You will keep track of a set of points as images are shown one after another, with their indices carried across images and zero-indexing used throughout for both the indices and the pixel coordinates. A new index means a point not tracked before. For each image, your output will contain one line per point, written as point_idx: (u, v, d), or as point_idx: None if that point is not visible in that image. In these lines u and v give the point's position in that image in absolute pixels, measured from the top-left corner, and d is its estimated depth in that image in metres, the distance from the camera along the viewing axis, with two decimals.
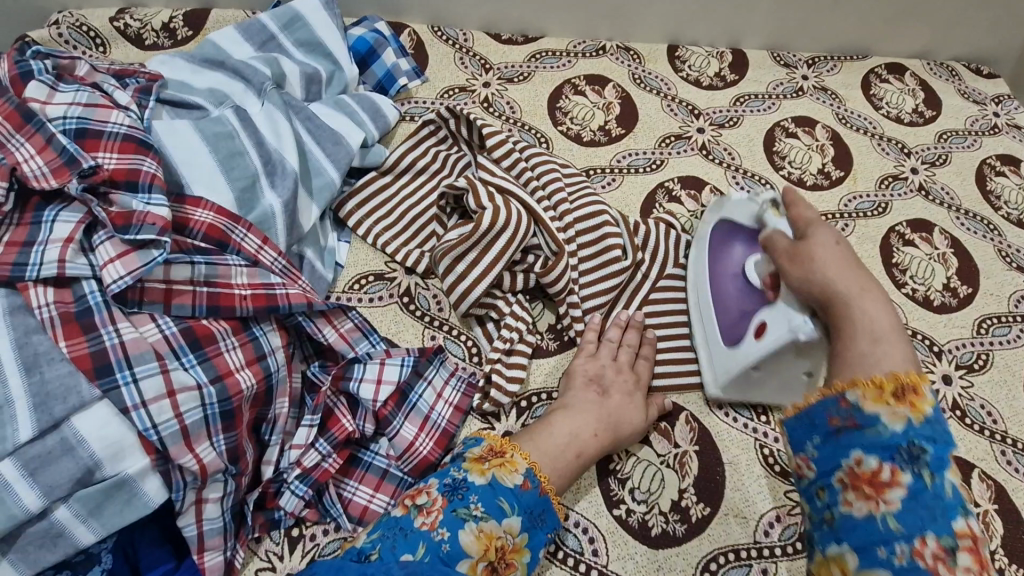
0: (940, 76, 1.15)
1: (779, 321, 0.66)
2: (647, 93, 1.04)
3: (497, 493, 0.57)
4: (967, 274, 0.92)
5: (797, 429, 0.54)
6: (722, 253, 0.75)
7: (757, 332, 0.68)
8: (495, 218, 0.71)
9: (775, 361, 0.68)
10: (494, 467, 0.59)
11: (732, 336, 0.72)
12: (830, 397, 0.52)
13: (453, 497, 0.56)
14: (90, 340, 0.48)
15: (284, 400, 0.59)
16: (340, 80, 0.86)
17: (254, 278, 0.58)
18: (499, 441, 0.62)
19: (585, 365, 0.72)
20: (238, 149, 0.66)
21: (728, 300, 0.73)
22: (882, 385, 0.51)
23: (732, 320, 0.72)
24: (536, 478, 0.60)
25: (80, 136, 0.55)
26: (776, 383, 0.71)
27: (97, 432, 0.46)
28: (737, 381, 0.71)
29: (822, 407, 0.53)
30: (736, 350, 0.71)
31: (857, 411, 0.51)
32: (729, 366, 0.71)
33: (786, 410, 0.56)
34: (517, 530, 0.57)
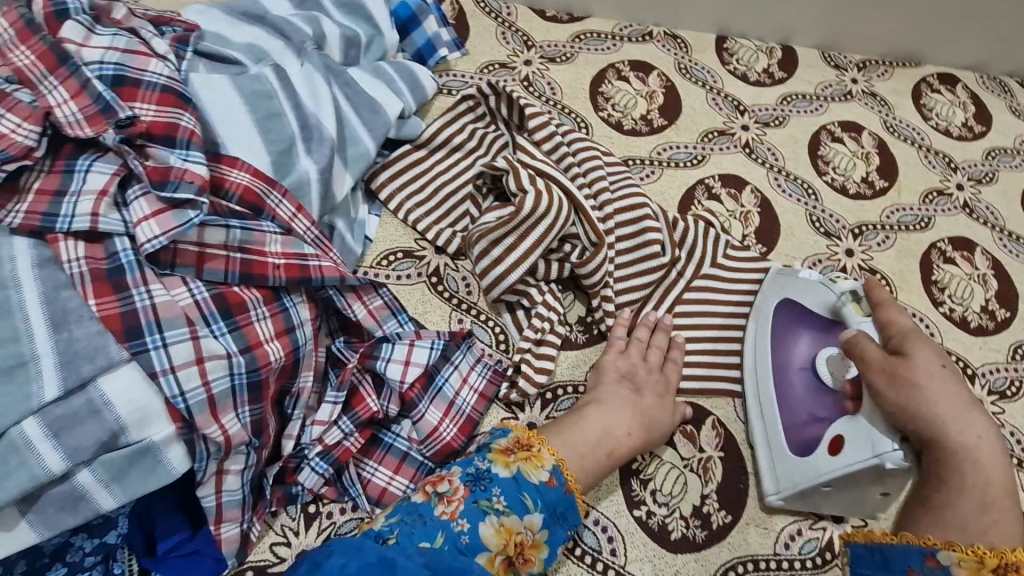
0: (993, 91, 1.11)
1: (859, 437, 0.61)
2: (692, 85, 1.00)
3: (522, 488, 0.55)
4: (1006, 298, 0.89)
5: (866, 561, 0.53)
6: (789, 343, 0.70)
7: (833, 447, 0.62)
8: (537, 203, 0.69)
9: (854, 480, 0.61)
10: (520, 461, 0.57)
11: (800, 444, 0.66)
12: (915, 548, 0.49)
13: (476, 488, 0.55)
14: (120, 300, 0.46)
15: (310, 374, 0.57)
16: (379, 46, 0.83)
17: (287, 247, 0.56)
18: (527, 433, 0.60)
19: (616, 361, 0.70)
20: (276, 110, 0.63)
21: (795, 399, 0.67)
22: (983, 556, 0.47)
23: (799, 423, 0.67)
24: (564, 475, 0.58)
25: (117, 83, 0.53)
26: (844, 501, 0.65)
27: (124, 397, 0.44)
28: (803, 495, 0.65)
29: (904, 556, 0.50)
30: (807, 462, 0.64)
31: (944, 575, 0.47)
32: (796, 477, 0.65)
33: (858, 537, 0.54)
34: (538, 526, 0.56)
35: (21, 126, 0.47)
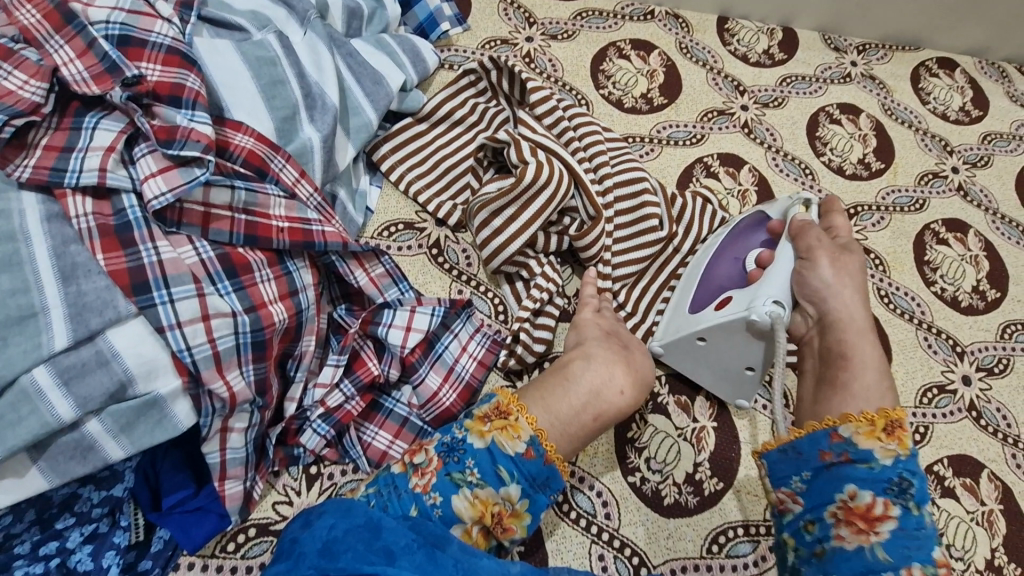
0: (990, 75, 1.12)
1: (745, 296, 0.65)
2: (693, 65, 1.01)
3: (496, 461, 0.56)
4: (996, 278, 0.91)
5: (784, 464, 0.58)
6: (739, 236, 0.74)
7: (718, 304, 0.67)
8: (538, 173, 0.70)
9: (726, 336, 0.66)
10: (495, 430, 0.57)
11: (698, 304, 0.70)
12: (821, 432, 0.56)
13: (449, 460, 0.55)
14: (128, 256, 0.47)
15: (312, 337, 0.58)
16: (382, 19, 0.83)
17: (291, 211, 0.56)
18: (507, 399, 0.59)
19: (596, 320, 0.69)
20: (280, 77, 0.64)
21: (713, 275, 0.72)
22: (872, 420, 0.55)
23: (706, 292, 0.71)
24: (542, 447, 0.57)
25: (122, 43, 0.53)
26: (714, 369, 0.69)
27: (131, 349, 0.45)
28: (683, 346, 0.69)
29: (812, 442, 0.56)
30: (692, 316, 0.69)
31: (850, 446, 0.54)
32: (681, 327, 0.70)
33: (768, 444, 0.59)
34: (517, 497, 0.56)
35: (29, 83, 0.48)
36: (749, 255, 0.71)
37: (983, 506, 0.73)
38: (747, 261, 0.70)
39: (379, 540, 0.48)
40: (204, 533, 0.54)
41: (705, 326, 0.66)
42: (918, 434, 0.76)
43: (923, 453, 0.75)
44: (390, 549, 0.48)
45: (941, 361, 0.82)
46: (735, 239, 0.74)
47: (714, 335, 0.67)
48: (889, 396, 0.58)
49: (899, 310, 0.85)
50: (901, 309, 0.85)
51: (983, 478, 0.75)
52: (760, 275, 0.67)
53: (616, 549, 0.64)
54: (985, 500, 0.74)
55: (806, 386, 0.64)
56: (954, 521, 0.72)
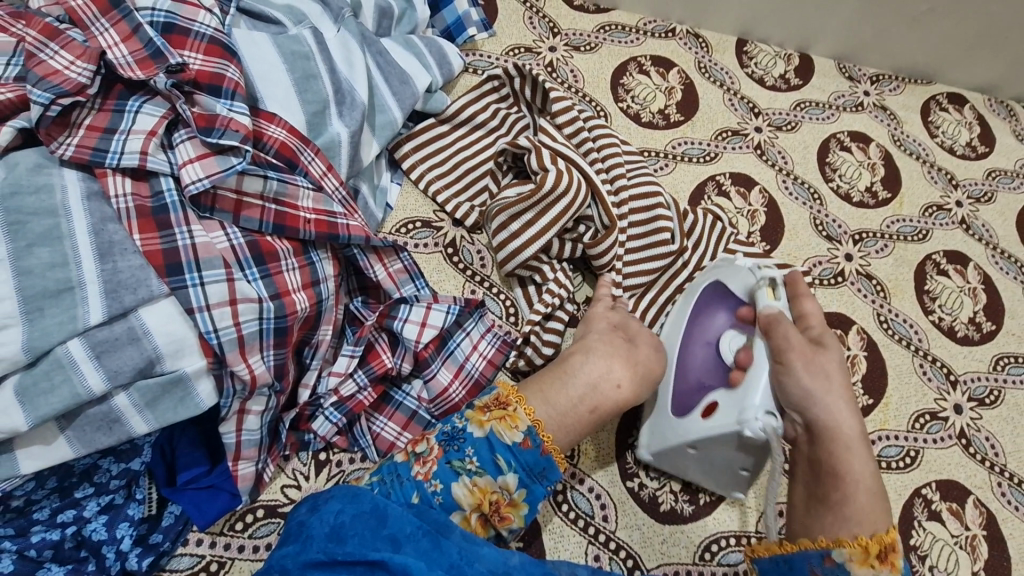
0: (998, 114, 1.16)
1: (729, 406, 0.62)
2: (710, 85, 1.03)
3: (495, 450, 0.58)
4: (992, 311, 0.93)
5: (774, 572, 0.61)
6: (704, 317, 0.71)
7: (705, 411, 0.64)
8: (557, 181, 0.71)
9: (716, 444, 0.64)
10: (494, 420, 0.59)
11: (681, 407, 0.67)
12: (815, 553, 0.59)
13: (449, 449, 0.58)
14: (163, 238, 0.48)
15: (329, 327, 0.60)
16: (410, 20, 0.85)
17: (319, 204, 0.58)
18: (507, 391, 0.61)
19: (608, 314, 0.71)
20: (313, 71, 0.65)
21: (690, 367, 0.69)
22: (866, 546, 0.58)
23: (687, 391, 0.68)
24: (538, 437, 0.59)
25: (166, 31, 0.54)
26: (703, 468, 0.67)
27: (162, 327, 0.47)
28: (672, 452, 0.67)
29: (804, 560, 0.59)
30: (678, 423, 0.66)
31: (839, 571, 0.57)
32: (667, 435, 0.67)
33: (761, 550, 0.63)
34: (514, 486, 0.58)
35: (76, 63, 0.49)
36: (721, 341, 0.68)
37: (967, 531, 0.75)
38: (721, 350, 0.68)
39: (385, 529, 0.50)
40: (216, 511, 0.55)
41: (694, 437, 0.64)
42: (909, 457, 0.78)
43: (913, 476, 0.77)
44: (396, 537, 0.50)
45: (935, 388, 0.84)
46: (700, 322, 0.71)
47: (704, 444, 0.64)
48: (877, 509, 0.60)
49: (897, 336, 0.87)
50: (898, 335, 0.87)
51: (969, 504, 0.77)
52: (741, 376, 0.64)
53: (611, 551, 0.66)
54: (968, 525, 0.76)
55: (797, 495, 0.64)
56: (938, 544, 0.74)
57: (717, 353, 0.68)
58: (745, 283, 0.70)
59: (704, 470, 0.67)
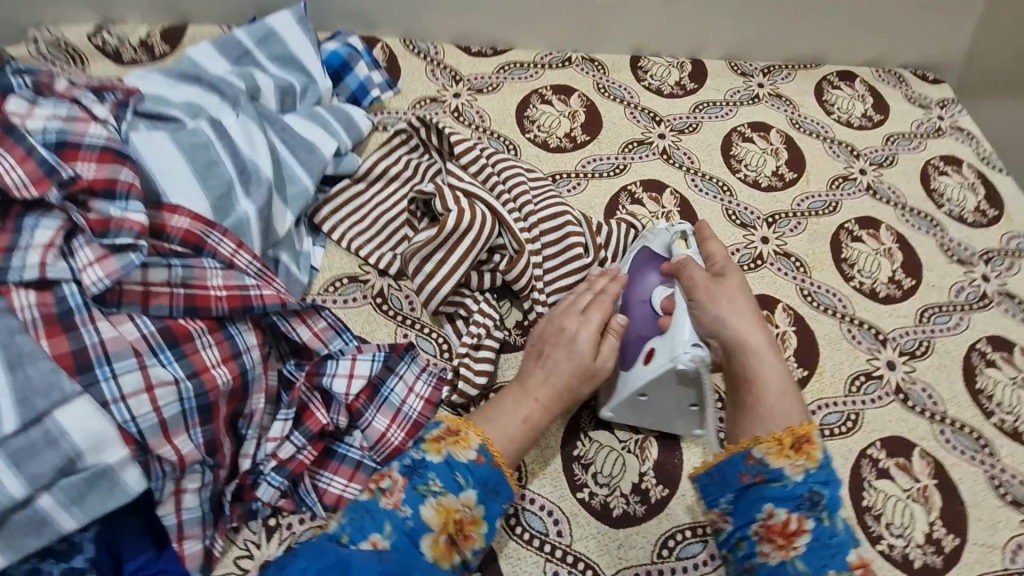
0: (888, 83, 1.23)
1: (664, 346, 0.68)
2: (611, 102, 1.09)
3: (454, 469, 0.62)
4: (910, 267, 0.97)
5: (712, 487, 0.66)
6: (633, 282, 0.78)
7: (646, 357, 0.70)
8: (459, 220, 0.76)
9: (660, 386, 0.69)
10: (449, 445, 0.63)
11: (627, 362, 0.72)
12: (739, 456, 0.65)
13: (413, 476, 0.61)
14: (71, 340, 0.51)
15: (261, 396, 0.62)
16: (313, 93, 0.90)
17: (229, 280, 0.61)
18: (455, 420, 0.65)
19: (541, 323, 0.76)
20: (213, 158, 0.69)
21: (629, 326, 0.75)
22: (781, 440, 0.63)
23: (628, 346, 0.73)
24: (490, 452, 0.64)
25: (60, 148, 0.59)
26: (656, 416, 0.72)
27: (79, 425, 0.49)
28: (627, 405, 0.71)
29: (733, 467, 0.65)
30: (628, 374, 0.71)
31: (763, 467, 0.63)
32: (620, 388, 0.71)
33: (699, 470, 0.67)
34: (474, 503, 0.61)
35: None
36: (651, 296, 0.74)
37: (918, 482, 0.77)
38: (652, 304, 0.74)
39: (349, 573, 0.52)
40: None
41: (642, 382, 0.68)
42: (849, 421, 0.81)
43: (856, 440, 0.80)
44: None
45: (866, 350, 0.88)
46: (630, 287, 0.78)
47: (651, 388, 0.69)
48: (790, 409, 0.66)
49: (822, 306, 0.91)
50: (824, 306, 0.91)
51: (915, 456, 0.79)
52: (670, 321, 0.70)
53: (570, 565, 0.67)
54: (918, 476, 0.78)
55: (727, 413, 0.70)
56: (891, 500, 0.76)
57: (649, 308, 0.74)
58: (663, 242, 0.78)
59: (658, 418, 0.72)
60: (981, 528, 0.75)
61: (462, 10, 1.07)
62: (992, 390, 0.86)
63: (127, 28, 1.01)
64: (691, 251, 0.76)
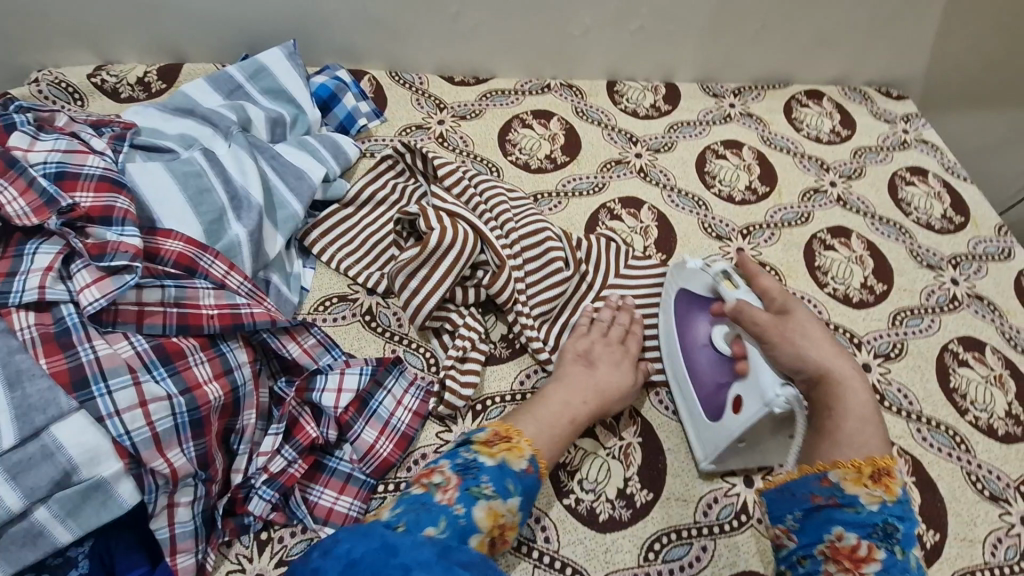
0: (854, 99, 1.29)
1: (752, 394, 0.70)
2: (589, 125, 1.14)
3: (506, 475, 0.63)
4: (882, 273, 1.01)
5: (780, 503, 0.65)
6: (687, 326, 0.80)
7: (735, 407, 0.72)
8: (442, 237, 0.79)
9: (756, 432, 0.70)
10: (502, 451, 0.65)
11: (714, 412, 0.74)
12: (813, 476, 0.63)
13: (467, 476, 0.62)
14: (68, 357, 0.54)
15: (251, 411, 0.64)
16: (303, 123, 0.95)
17: (220, 299, 0.64)
18: (504, 427, 0.68)
19: (577, 342, 0.81)
20: (205, 186, 0.73)
21: (701, 373, 0.77)
22: (860, 468, 0.62)
23: (709, 393, 0.76)
24: (539, 464, 0.66)
25: (59, 178, 0.62)
26: (760, 453, 0.74)
27: (75, 439, 0.51)
28: (728, 453, 0.73)
29: (806, 485, 0.63)
30: (719, 425, 0.73)
31: (838, 491, 0.62)
32: (715, 440, 0.73)
33: (769, 484, 0.66)
34: (516, 509, 0.63)
35: None
36: (713, 340, 0.77)
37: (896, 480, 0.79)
38: (718, 347, 0.76)
39: (396, 558, 0.51)
40: None
41: (739, 433, 0.70)
42: None
43: None
44: (408, 564, 0.51)
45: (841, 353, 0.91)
46: (687, 331, 0.80)
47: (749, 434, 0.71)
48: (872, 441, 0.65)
49: None
50: None
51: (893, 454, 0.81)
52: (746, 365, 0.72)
53: (558, 570, 0.68)
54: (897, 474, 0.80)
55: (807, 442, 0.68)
56: None
57: (716, 351, 0.77)
58: (705, 283, 0.79)
59: (762, 453, 0.74)
60: (961, 523, 0.77)
61: (444, 43, 1.13)
62: (966, 389, 0.89)
63: (125, 68, 1.06)
64: (741, 291, 0.76)
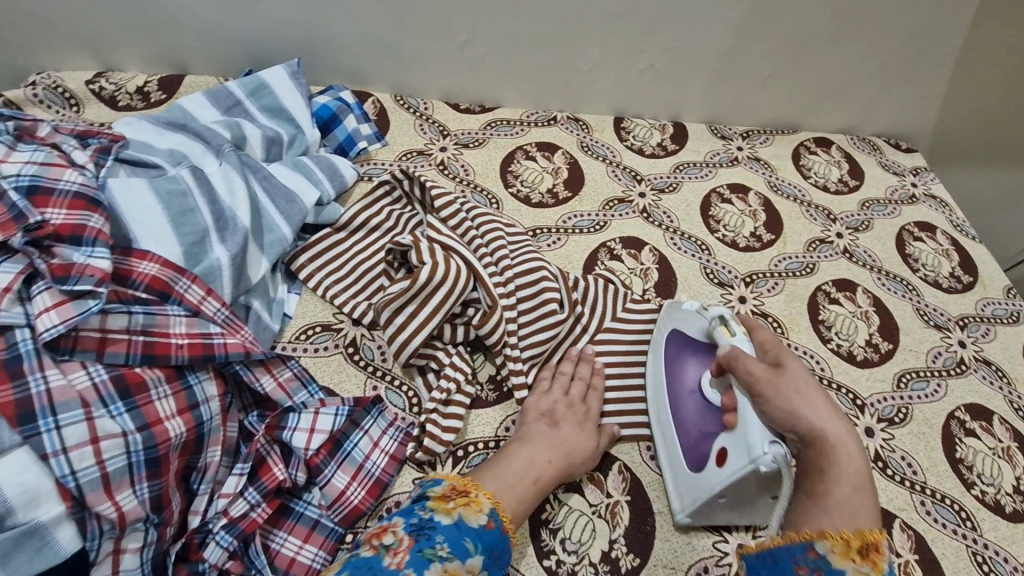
0: (862, 149, 1.28)
1: (737, 448, 0.65)
2: (594, 160, 1.12)
3: (463, 533, 0.59)
4: (887, 331, 0.98)
5: (760, 568, 0.60)
6: (678, 370, 0.77)
7: (718, 459, 0.67)
8: (433, 272, 0.76)
9: (739, 488, 0.66)
10: (459, 507, 0.61)
11: (696, 462, 0.70)
12: (798, 545, 0.57)
13: (420, 537, 0.57)
14: (16, 388, 0.50)
15: (217, 448, 0.60)
16: (301, 143, 0.93)
17: (192, 327, 0.61)
18: (463, 480, 0.64)
19: (537, 401, 0.76)
20: (190, 206, 0.70)
21: (687, 421, 0.73)
22: (849, 540, 0.56)
23: (693, 443, 0.72)
24: (500, 518, 0.62)
25: (30, 192, 0.59)
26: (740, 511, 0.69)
27: (12, 479, 0.47)
28: (706, 508, 0.68)
29: (789, 553, 0.58)
30: (700, 476, 0.69)
31: (823, 563, 0.56)
32: (695, 492, 0.69)
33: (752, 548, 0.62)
34: (479, 570, 0.58)
35: None
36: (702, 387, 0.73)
37: (899, 557, 0.75)
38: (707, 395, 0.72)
39: None
40: None
41: (719, 488, 0.66)
42: None
43: None
44: None
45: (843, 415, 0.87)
46: (675, 376, 0.77)
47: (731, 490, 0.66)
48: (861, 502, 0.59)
49: None
50: None
51: (895, 528, 0.77)
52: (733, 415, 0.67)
53: None
54: (899, 551, 0.75)
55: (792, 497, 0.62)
56: None
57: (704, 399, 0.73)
58: (699, 326, 0.76)
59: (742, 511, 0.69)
60: None
61: (452, 70, 1.12)
62: (973, 460, 0.85)
63: (126, 76, 1.04)
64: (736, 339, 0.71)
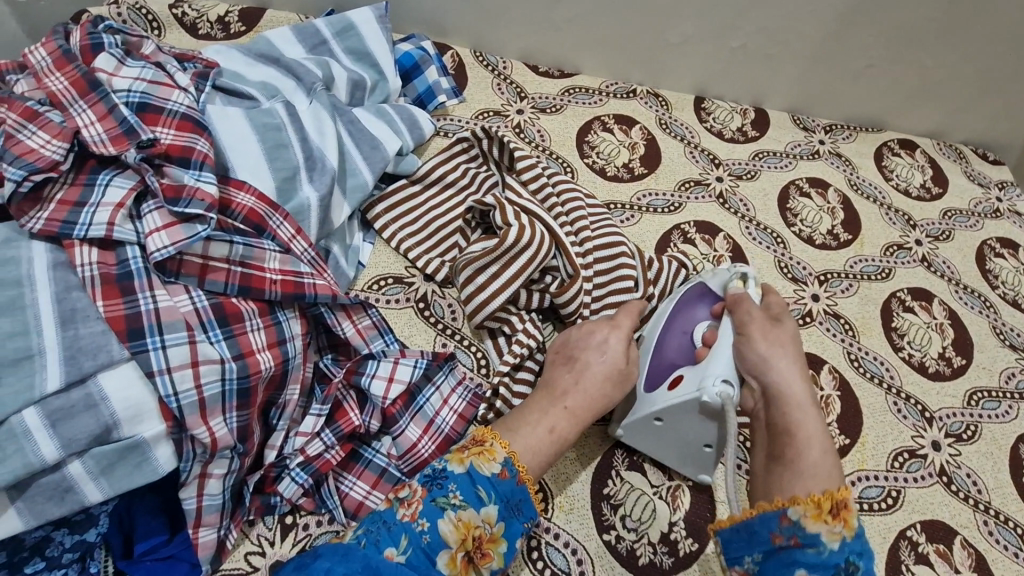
0: (948, 156, 1.21)
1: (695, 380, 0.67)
2: (671, 139, 1.08)
3: (475, 482, 0.59)
4: (961, 346, 0.94)
5: (736, 544, 0.62)
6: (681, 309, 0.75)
7: (672, 384, 0.69)
8: (519, 235, 0.74)
9: (680, 417, 0.68)
10: (473, 456, 0.61)
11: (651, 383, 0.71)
12: (772, 515, 0.60)
13: (433, 488, 0.59)
14: (126, 303, 0.51)
15: (296, 387, 0.60)
16: (383, 90, 0.91)
17: (285, 265, 0.60)
18: (482, 430, 0.64)
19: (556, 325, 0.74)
20: (284, 141, 0.69)
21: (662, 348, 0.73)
22: (819, 503, 0.59)
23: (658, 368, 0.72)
24: (515, 467, 0.61)
25: (141, 109, 0.60)
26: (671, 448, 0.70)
27: (120, 392, 0.48)
28: (640, 426, 0.70)
29: (764, 524, 0.61)
30: (648, 394, 0.70)
31: (798, 531, 0.59)
32: (637, 408, 0.71)
33: (723, 523, 0.64)
34: (495, 519, 0.59)
35: (51, 142, 0.54)
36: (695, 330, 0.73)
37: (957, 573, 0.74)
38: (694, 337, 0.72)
39: None
40: None
41: (662, 407, 0.68)
42: (891, 498, 0.78)
43: (897, 518, 0.76)
44: None
45: (911, 426, 0.84)
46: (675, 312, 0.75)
47: (670, 417, 0.68)
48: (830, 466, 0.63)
49: (868, 373, 0.88)
50: (871, 373, 0.88)
51: (956, 544, 0.76)
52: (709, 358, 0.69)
53: None
54: (958, 567, 0.74)
55: (758, 460, 0.67)
56: None
57: (690, 339, 0.72)
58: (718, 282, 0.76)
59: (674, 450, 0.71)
60: None
61: (535, 30, 1.07)
62: None
63: (207, 3, 1.02)
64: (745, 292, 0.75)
